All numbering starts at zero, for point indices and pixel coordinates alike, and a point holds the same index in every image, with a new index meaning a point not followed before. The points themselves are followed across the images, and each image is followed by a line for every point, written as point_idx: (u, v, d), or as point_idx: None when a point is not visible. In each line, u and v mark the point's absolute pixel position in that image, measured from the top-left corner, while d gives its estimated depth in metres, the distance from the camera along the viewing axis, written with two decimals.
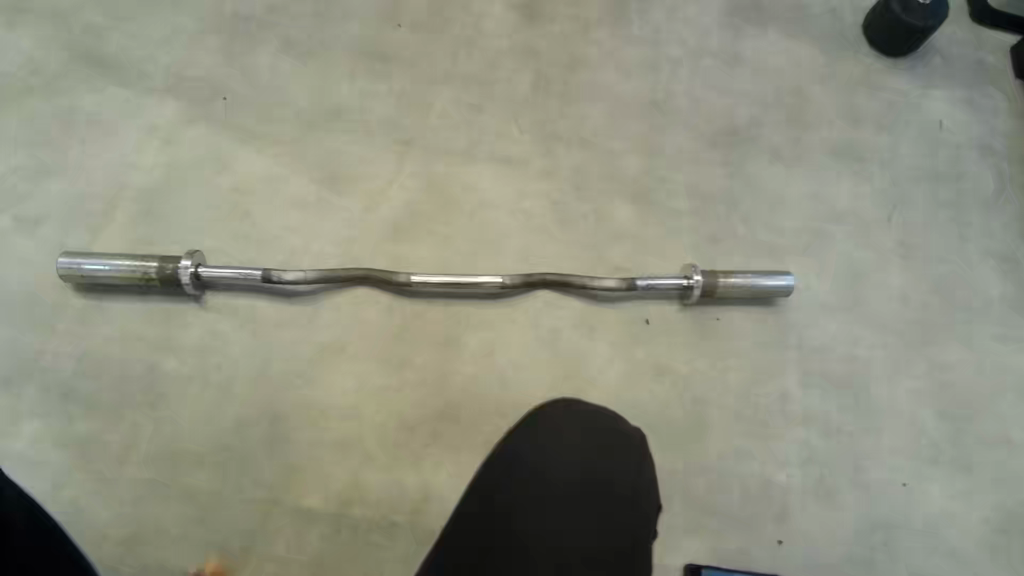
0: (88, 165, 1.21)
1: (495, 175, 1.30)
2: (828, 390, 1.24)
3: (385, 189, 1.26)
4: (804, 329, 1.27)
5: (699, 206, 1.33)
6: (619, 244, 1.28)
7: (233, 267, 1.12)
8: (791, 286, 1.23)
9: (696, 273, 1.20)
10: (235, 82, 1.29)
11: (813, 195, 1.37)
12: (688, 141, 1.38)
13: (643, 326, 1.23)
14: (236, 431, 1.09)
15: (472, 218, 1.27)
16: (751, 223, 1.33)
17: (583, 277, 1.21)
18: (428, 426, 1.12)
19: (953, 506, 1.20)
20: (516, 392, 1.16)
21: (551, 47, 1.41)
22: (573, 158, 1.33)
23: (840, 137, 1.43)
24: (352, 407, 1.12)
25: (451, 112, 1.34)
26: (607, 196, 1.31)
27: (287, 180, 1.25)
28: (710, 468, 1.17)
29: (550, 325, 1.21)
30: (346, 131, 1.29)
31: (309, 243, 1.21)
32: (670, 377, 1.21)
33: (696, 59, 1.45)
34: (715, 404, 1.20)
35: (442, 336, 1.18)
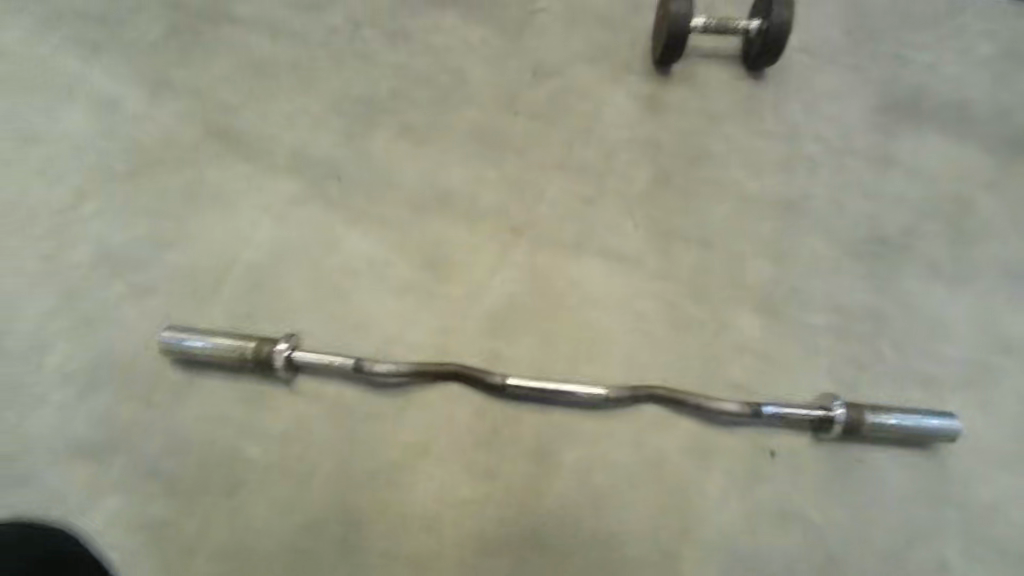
0: (203, 237, 1.22)
1: (606, 272, 1.21)
2: (1000, 562, 1.01)
3: (488, 280, 1.20)
4: (967, 481, 1.06)
5: (838, 323, 1.17)
6: (742, 359, 1.14)
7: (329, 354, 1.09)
8: (951, 430, 1.04)
9: (837, 406, 1.04)
10: (351, 164, 1.29)
11: (978, 320, 1.17)
12: (826, 248, 1.23)
13: (768, 458, 1.06)
14: (309, 532, 1.01)
15: (579, 318, 1.17)
16: (901, 346, 1.15)
17: (699, 397, 1.08)
18: (512, 551, 1.00)
19: None
20: (614, 522, 1.02)
21: (675, 140, 1.33)
22: (694, 259, 1.22)
23: (1012, 254, 1.23)
24: (432, 518, 1.02)
25: (564, 204, 1.27)
26: (730, 304, 1.18)
27: (390, 264, 1.21)
28: None
29: (658, 446, 1.07)
30: (454, 217, 1.25)
31: (405, 331, 1.16)
32: (798, 524, 1.02)
33: (838, 159, 1.31)
34: (854, 564, 1.00)
35: (536, 447, 1.07)
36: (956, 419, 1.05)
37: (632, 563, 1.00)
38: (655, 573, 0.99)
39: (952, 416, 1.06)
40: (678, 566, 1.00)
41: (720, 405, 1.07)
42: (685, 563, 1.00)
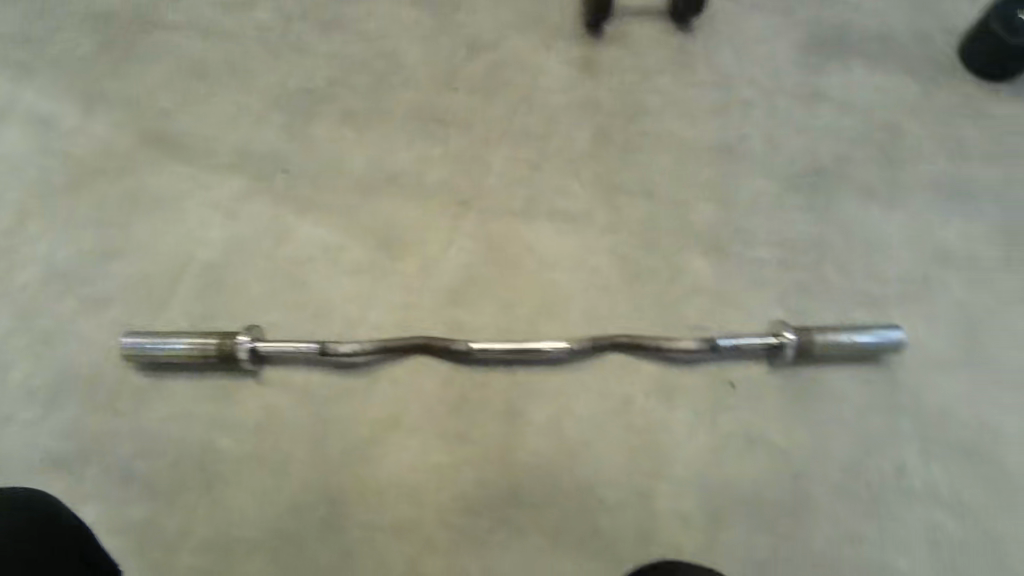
0: (155, 243, 1.23)
1: (557, 232, 1.23)
2: (954, 460, 1.06)
3: (442, 253, 1.22)
4: (918, 389, 1.11)
5: (783, 254, 1.21)
6: (695, 301, 1.17)
7: (293, 342, 1.11)
8: (898, 342, 1.09)
9: (786, 331, 1.09)
10: (295, 155, 1.31)
11: (915, 237, 1.22)
12: (766, 185, 1.27)
13: (728, 390, 1.10)
14: (290, 515, 1.03)
15: (536, 280, 1.20)
16: (844, 270, 1.20)
17: (657, 339, 1.12)
18: (491, 507, 1.03)
19: None
20: (588, 469, 1.05)
21: (612, 97, 1.36)
22: (640, 210, 1.25)
23: (941, 171, 1.28)
24: (411, 487, 1.04)
25: (510, 170, 1.29)
26: (679, 248, 1.22)
27: (344, 249, 1.22)
28: (817, 557, 1.00)
29: (623, 391, 1.10)
30: (403, 195, 1.27)
31: (366, 312, 1.17)
32: (763, 448, 1.06)
33: (769, 99, 1.35)
34: (817, 478, 1.05)
35: (505, 406, 1.09)
36: (902, 331, 1.10)
37: (608, 505, 1.03)
38: (631, 511, 1.03)
39: (897, 328, 1.11)
40: (652, 502, 1.03)
41: (678, 344, 1.11)
42: (659, 498, 1.03)
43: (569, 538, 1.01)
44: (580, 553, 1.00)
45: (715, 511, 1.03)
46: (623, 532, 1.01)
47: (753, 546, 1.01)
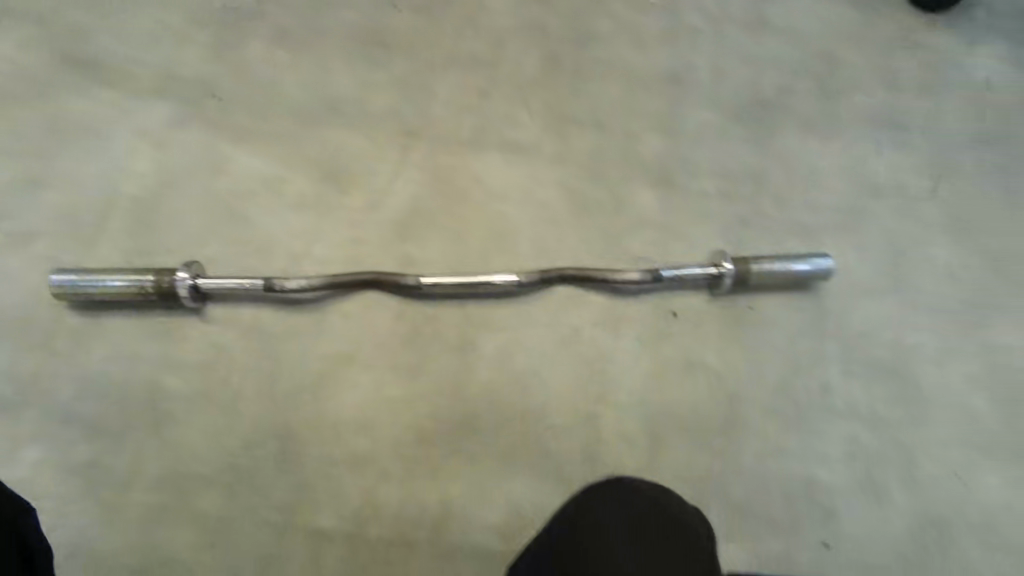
0: (80, 176, 1.17)
1: (505, 164, 1.22)
2: (873, 379, 1.15)
3: (389, 185, 1.19)
4: (844, 315, 1.18)
5: (726, 186, 1.24)
6: (640, 233, 1.20)
7: (237, 279, 1.09)
8: (829, 270, 1.15)
9: (725, 261, 1.14)
10: (227, 80, 1.24)
11: (848, 169, 1.27)
12: (711, 116, 1.28)
13: (670, 319, 1.15)
14: (244, 451, 1.04)
15: (484, 213, 1.19)
16: (782, 201, 1.24)
17: (604, 271, 1.15)
18: (444, 437, 1.06)
19: (1013, 500, 1.10)
20: (537, 397, 1.09)
21: (559, 23, 1.32)
22: (588, 141, 1.25)
23: (877, 103, 1.32)
24: (364, 419, 1.06)
25: (457, 98, 1.25)
26: (625, 180, 1.23)
27: (285, 181, 1.18)
28: (747, 471, 1.08)
29: (571, 322, 1.14)
30: (345, 124, 1.22)
31: (312, 247, 1.15)
32: (701, 373, 1.13)
33: (717, 27, 1.35)
34: (750, 399, 1.12)
35: (456, 339, 1.11)
36: (831, 260, 1.17)
37: (557, 430, 1.08)
38: (578, 435, 1.08)
39: (827, 256, 1.17)
40: (598, 426, 1.09)
41: (624, 276, 1.14)
42: (605, 423, 1.09)
43: (519, 462, 1.06)
44: (530, 477, 1.05)
45: (656, 432, 1.09)
46: (571, 456, 1.07)
47: (690, 463, 1.08)
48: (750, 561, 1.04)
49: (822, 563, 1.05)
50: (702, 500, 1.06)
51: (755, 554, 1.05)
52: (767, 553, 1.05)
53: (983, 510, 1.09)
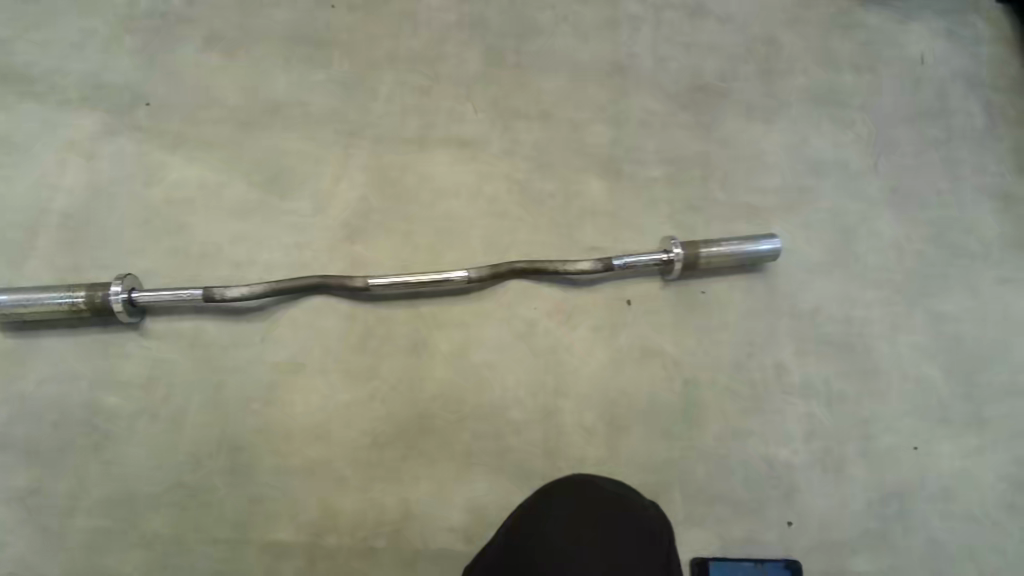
0: (6, 192, 1.12)
1: (451, 160, 1.20)
2: (827, 355, 1.16)
3: (333, 187, 1.17)
4: (796, 293, 1.19)
5: (674, 172, 1.24)
6: (591, 223, 1.19)
7: (175, 290, 1.04)
8: (778, 250, 1.15)
9: (675, 246, 1.13)
10: (158, 86, 1.20)
11: (793, 149, 1.28)
12: (655, 104, 1.28)
13: (625, 307, 1.15)
14: (193, 467, 1.00)
15: (433, 210, 1.17)
16: (730, 185, 1.24)
17: (555, 262, 1.13)
18: (402, 440, 1.04)
19: (967, 465, 1.12)
20: (495, 394, 1.07)
21: (501, 15, 1.31)
22: (533, 133, 1.24)
23: (817, 83, 1.33)
24: (317, 427, 1.03)
25: (398, 95, 1.23)
26: (575, 171, 1.22)
27: (225, 187, 1.15)
28: (708, 455, 1.08)
29: (526, 316, 1.12)
30: (285, 127, 1.19)
31: (255, 254, 1.12)
32: (658, 359, 1.12)
33: (657, 14, 1.35)
34: (708, 384, 1.12)
35: (409, 340, 1.09)
36: (779, 239, 1.17)
37: (516, 426, 1.06)
38: (539, 430, 1.06)
39: (776, 236, 1.17)
40: (558, 419, 1.07)
41: (576, 266, 1.13)
42: (564, 416, 1.08)
43: (480, 460, 1.04)
44: (491, 475, 1.03)
45: (616, 422, 1.08)
46: (532, 451, 1.05)
47: (651, 450, 1.08)
48: (716, 544, 1.04)
49: (786, 542, 1.05)
50: (664, 487, 1.06)
51: (720, 538, 1.05)
52: (732, 535, 1.05)
53: (940, 478, 1.11)
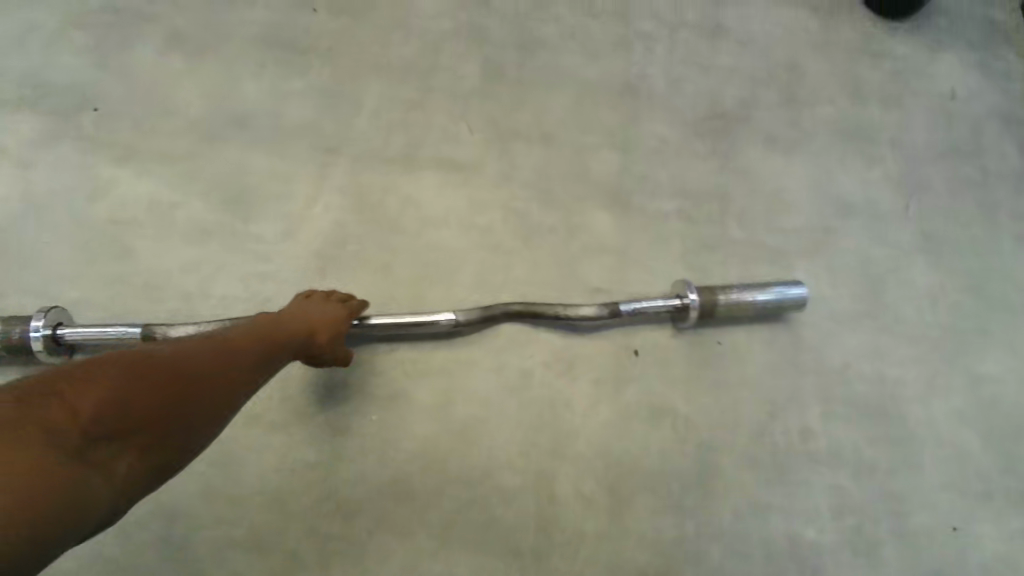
0: None
1: (439, 184, 1.07)
2: (856, 419, 1.03)
3: (306, 211, 1.03)
4: (821, 346, 1.06)
5: (688, 207, 1.11)
6: (596, 260, 1.06)
7: (111, 326, 0.90)
8: (804, 297, 1.02)
9: (690, 292, 1.00)
10: (110, 89, 1.06)
11: (818, 185, 1.16)
12: (668, 130, 1.16)
13: (632, 358, 1.01)
14: (122, 537, 0.86)
15: (418, 240, 1.03)
16: (750, 223, 1.12)
17: (555, 306, 1.00)
18: (372, 508, 0.89)
19: (1011, 548, 0.99)
20: (482, 455, 0.93)
21: (501, 26, 1.18)
22: (533, 157, 1.11)
23: (844, 114, 1.22)
24: (273, 491, 0.89)
25: (383, 110, 1.10)
26: (578, 201, 1.09)
27: (178, 206, 1.01)
28: (725, 533, 0.94)
29: (519, 365, 0.99)
30: (252, 140, 1.06)
31: (211, 285, 0.98)
32: (668, 419, 0.99)
33: (672, 33, 1.23)
34: (725, 449, 0.98)
35: (383, 390, 0.95)
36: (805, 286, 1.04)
37: (506, 493, 0.92)
38: (531, 499, 0.92)
39: (800, 283, 1.04)
40: (554, 486, 0.93)
41: (579, 311, 0.99)
42: (559, 482, 0.93)
43: (463, 533, 0.90)
44: (474, 551, 0.89)
45: (620, 492, 0.94)
46: (521, 524, 0.91)
47: (660, 526, 0.93)
48: None
49: None
50: (675, 570, 0.92)
51: None
52: None
53: (981, 562, 0.98)
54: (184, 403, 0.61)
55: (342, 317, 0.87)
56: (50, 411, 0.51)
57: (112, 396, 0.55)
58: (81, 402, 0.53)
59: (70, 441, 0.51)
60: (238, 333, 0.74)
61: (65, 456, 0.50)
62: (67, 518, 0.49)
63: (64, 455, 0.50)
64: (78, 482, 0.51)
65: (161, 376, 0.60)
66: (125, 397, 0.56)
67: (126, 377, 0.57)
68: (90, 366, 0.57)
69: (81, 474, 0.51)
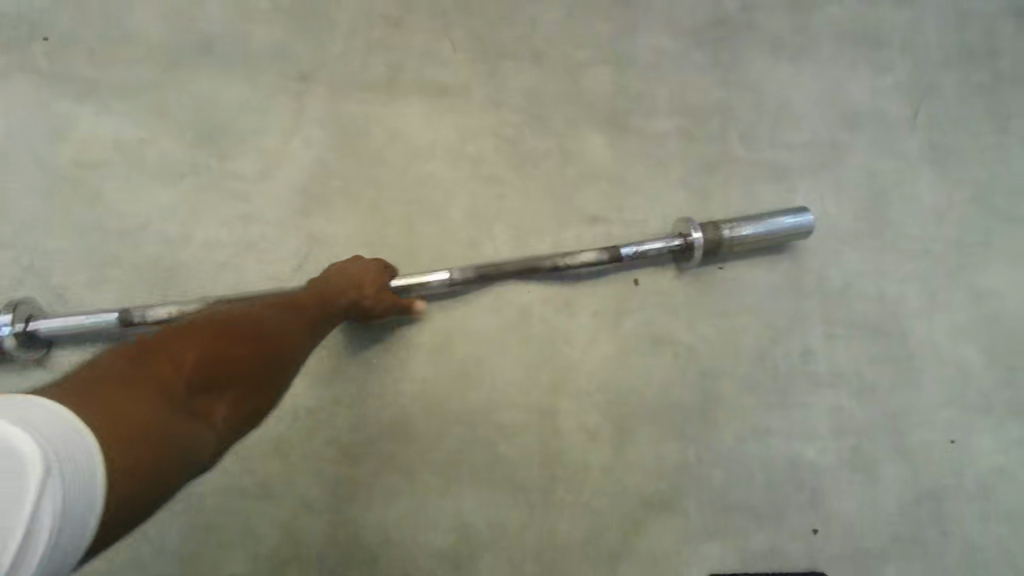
0: None
1: (425, 111, 1.01)
2: (858, 340, 1.02)
3: (284, 145, 0.97)
4: (823, 267, 1.04)
5: (688, 125, 1.06)
6: (592, 187, 1.01)
7: (86, 315, 0.86)
8: (812, 225, 0.99)
9: (695, 231, 0.96)
10: (60, 15, 0.97)
11: (824, 97, 1.10)
12: (666, 42, 1.09)
13: (632, 289, 0.99)
14: None
15: (405, 173, 0.98)
16: (752, 140, 1.07)
17: (554, 256, 0.96)
18: (376, 450, 0.90)
19: (1009, 460, 1.00)
20: (482, 394, 0.93)
21: None
22: (523, 77, 1.04)
23: (853, 18, 1.14)
24: (276, 438, 0.89)
25: (359, 30, 1.02)
26: (573, 124, 1.03)
27: (147, 145, 0.95)
28: (726, 458, 0.95)
29: (517, 302, 0.96)
30: (221, 69, 0.98)
31: (189, 229, 0.93)
32: (669, 348, 0.97)
33: None
34: (726, 376, 0.97)
35: (380, 332, 0.94)
36: (812, 214, 1.00)
37: (508, 429, 0.92)
38: (533, 435, 0.92)
39: (806, 210, 1.00)
40: (556, 421, 0.93)
41: (579, 258, 0.95)
42: (562, 417, 0.93)
43: (467, 471, 0.90)
44: (479, 488, 0.90)
45: (623, 423, 0.94)
46: (524, 459, 0.91)
47: (663, 454, 0.94)
48: (735, 558, 0.92)
49: (812, 553, 0.93)
50: (678, 496, 0.93)
51: (740, 550, 0.92)
52: (752, 546, 0.93)
53: (977, 474, 0.99)
54: (254, 369, 0.68)
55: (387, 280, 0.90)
56: (161, 368, 0.58)
57: (202, 356, 0.62)
58: (181, 359, 0.60)
59: (178, 393, 0.58)
60: (296, 298, 0.82)
61: (175, 407, 0.56)
62: (182, 463, 0.55)
63: (175, 404, 0.57)
64: (189, 431, 0.57)
65: (235, 343, 0.67)
66: (211, 358, 0.63)
67: (206, 343, 0.64)
68: (173, 334, 0.63)
69: (188, 423, 0.57)
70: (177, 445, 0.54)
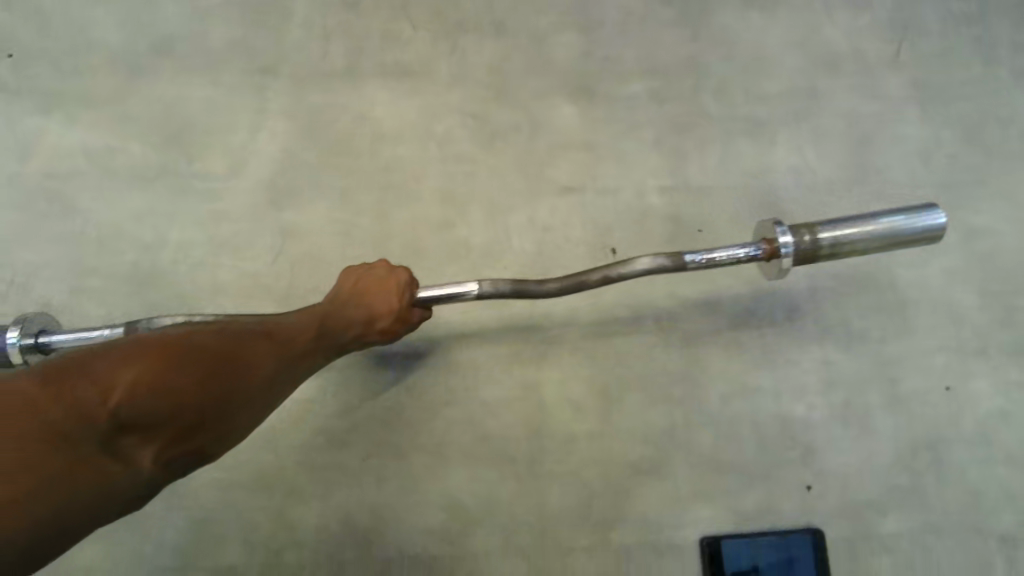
0: None
1: (389, 94, 1.00)
2: (845, 292, 1.00)
3: (251, 141, 0.97)
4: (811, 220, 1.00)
5: (658, 85, 1.03)
6: (564, 157, 1.00)
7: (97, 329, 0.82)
8: (942, 227, 0.80)
9: (783, 236, 0.81)
10: (25, 31, 1.00)
11: (798, 43, 1.07)
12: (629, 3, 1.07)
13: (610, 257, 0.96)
14: None
15: (373, 159, 0.98)
16: (726, 93, 1.04)
17: (605, 267, 0.85)
18: (366, 435, 0.92)
19: (1009, 402, 0.97)
20: (466, 374, 0.94)
21: None
22: (485, 51, 1.03)
23: None
24: (268, 429, 0.92)
25: (319, 20, 1.02)
26: (539, 94, 1.02)
27: (116, 152, 0.96)
28: (713, 420, 0.95)
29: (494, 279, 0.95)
30: (184, 70, 0.99)
31: (164, 232, 0.94)
32: (650, 314, 0.97)
33: None
34: (709, 338, 0.97)
35: None
36: (944, 215, 0.80)
37: (492, 407, 0.93)
38: (517, 410, 0.93)
39: (936, 208, 0.81)
40: (540, 395, 0.94)
41: (634, 268, 0.85)
42: (545, 389, 0.94)
43: (454, 450, 0.92)
44: (467, 465, 0.91)
45: (607, 392, 0.94)
46: (510, 434, 0.92)
47: (649, 420, 0.94)
48: (727, 519, 0.92)
49: (806, 509, 0.93)
50: (667, 462, 0.93)
51: (731, 510, 0.92)
52: (744, 507, 0.92)
53: (976, 420, 0.96)
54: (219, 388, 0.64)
55: (410, 299, 0.83)
56: (80, 391, 0.54)
57: (143, 379, 0.58)
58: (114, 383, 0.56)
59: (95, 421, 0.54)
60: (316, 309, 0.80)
61: (84, 439, 0.53)
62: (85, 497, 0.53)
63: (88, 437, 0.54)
64: (103, 473, 0.54)
65: (194, 360, 0.62)
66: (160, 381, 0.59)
67: (170, 357, 0.61)
68: (143, 344, 0.61)
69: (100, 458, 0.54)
70: (83, 489, 0.53)
